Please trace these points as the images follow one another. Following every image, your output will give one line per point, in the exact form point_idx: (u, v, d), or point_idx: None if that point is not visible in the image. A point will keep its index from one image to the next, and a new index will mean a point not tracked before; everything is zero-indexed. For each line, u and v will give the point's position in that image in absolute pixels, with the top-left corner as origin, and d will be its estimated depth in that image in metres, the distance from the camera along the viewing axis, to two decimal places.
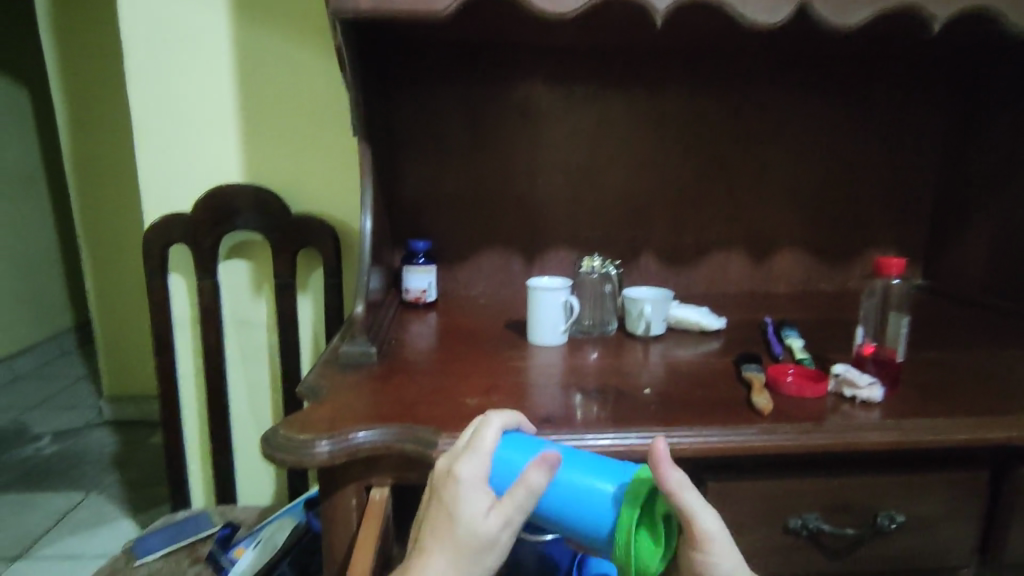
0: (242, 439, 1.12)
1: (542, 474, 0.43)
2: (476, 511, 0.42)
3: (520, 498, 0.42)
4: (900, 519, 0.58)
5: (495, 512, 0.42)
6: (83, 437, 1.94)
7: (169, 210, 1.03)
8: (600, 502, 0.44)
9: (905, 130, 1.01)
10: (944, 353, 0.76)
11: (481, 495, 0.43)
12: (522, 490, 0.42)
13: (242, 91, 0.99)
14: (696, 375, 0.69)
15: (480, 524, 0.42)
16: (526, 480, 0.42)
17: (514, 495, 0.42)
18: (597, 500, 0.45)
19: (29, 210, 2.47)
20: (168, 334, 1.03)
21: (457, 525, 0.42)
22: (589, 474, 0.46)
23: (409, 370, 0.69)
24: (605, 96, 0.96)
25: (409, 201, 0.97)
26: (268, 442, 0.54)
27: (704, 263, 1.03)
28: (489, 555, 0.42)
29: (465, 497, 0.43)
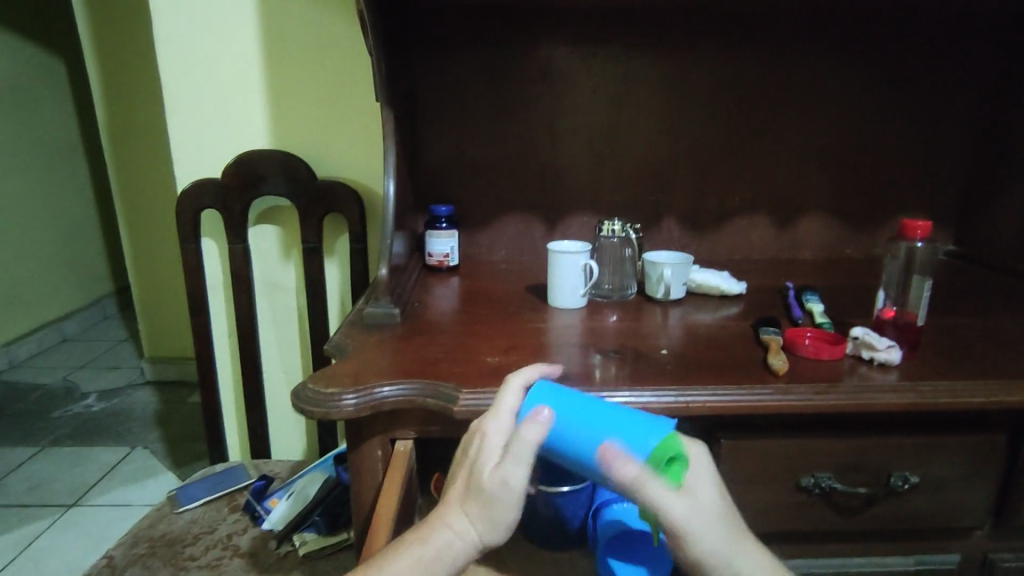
0: (275, 397, 1.17)
1: (540, 427, 0.42)
2: (483, 463, 0.43)
3: (518, 450, 0.42)
4: (914, 480, 0.59)
5: (499, 462, 0.42)
6: (127, 396, 2.04)
7: (201, 176, 1.06)
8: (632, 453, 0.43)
9: (943, 90, 0.97)
10: (970, 318, 0.75)
11: (493, 448, 0.44)
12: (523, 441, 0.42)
13: (268, 57, 1.00)
14: (714, 337, 0.70)
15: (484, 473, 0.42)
16: (522, 433, 0.42)
17: (515, 446, 0.42)
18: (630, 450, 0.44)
19: (69, 179, 2.55)
20: (203, 297, 1.07)
21: (467, 474, 0.44)
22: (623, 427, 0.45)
23: (431, 330, 0.72)
24: (628, 57, 0.94)
25: (432, 166, 0.98)
26: (297, 396, 0.57)
27: (727, 228, 1.02)
28: (498, 507, 0.42)
29: (478, 449, 0.44)
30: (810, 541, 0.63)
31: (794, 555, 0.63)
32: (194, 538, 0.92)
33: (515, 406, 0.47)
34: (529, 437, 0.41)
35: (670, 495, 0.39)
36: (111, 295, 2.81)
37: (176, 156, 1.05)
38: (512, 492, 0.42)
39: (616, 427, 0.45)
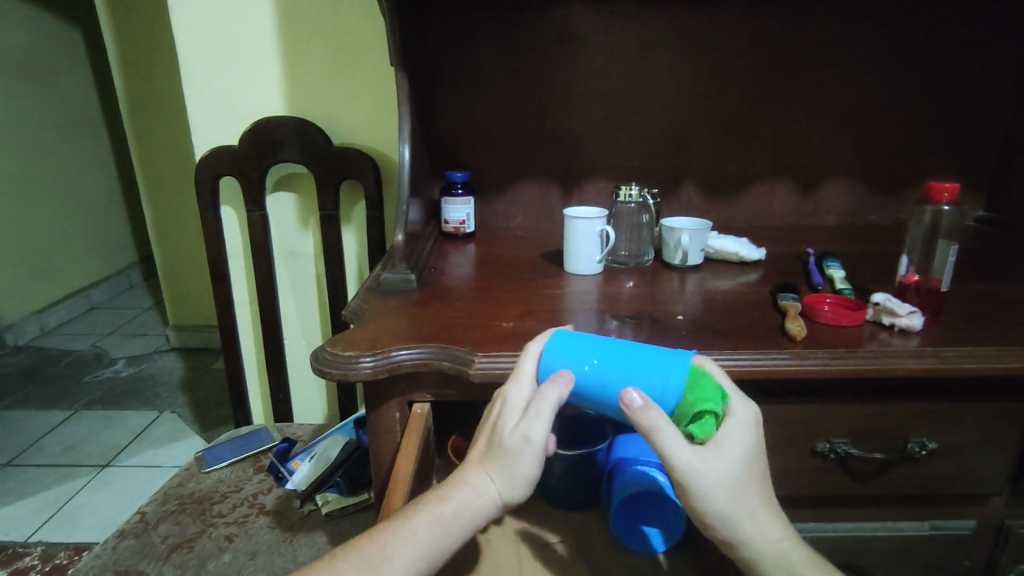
0: (296, 363, 1.19)
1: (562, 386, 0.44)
2: (506, 426, 0.45)
3: (541, 408, 0.44)
4: (931, 446, 0.59)
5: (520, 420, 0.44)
6: (154, 363, 2.09)
7: (218, 143, 1.06)
8: (668, 384, 0.45)
9: (978, 46, 0.92)
10: (998, 284, 0.73)
11: (515, 413, 0.45)
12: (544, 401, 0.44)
13: (281, 21, 0.99)
14: (731, 303, 0.69)
15: (506, 434, 0.44)
16: (546, 393, 0.44)
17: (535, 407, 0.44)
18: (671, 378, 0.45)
19: (90, 149, 2.58)
20: (223, 265, 1.09)
21: (490, 436, 0.46)
22: (654, 375, 0.45)
23: (447, 296, 0.72)
24: (648, 15, 0.91)
25: (447, 131, 0.97)
26: (316, 357, 0.58)
27: (748, 193, 1.00)
28: (520, 466, 0.43)
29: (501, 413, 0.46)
30: (824, 505, 0.64)
31: (807, 519, 0.64)
32: (222, 496, 0.95)
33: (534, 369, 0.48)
34: (553, 395, 0.44)
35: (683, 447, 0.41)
36: (136, 263, 2.87)
37: (193, 123, 1.05)
38: (532, 451, 0.43)
39: (653, 361, 0.46)
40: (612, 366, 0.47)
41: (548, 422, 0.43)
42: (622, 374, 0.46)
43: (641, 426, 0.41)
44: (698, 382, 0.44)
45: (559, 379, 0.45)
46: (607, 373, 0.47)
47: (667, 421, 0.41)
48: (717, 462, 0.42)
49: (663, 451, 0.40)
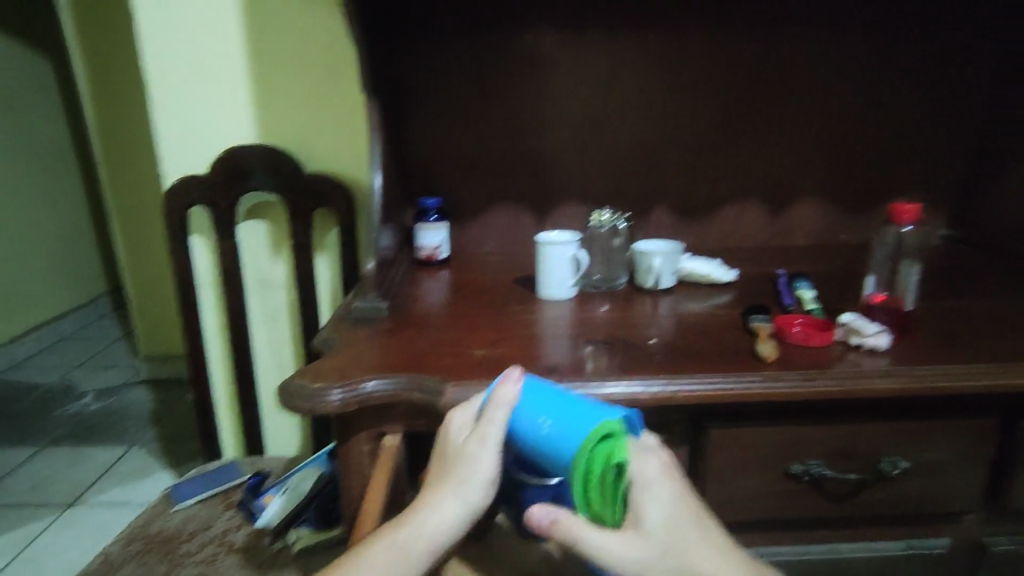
0: (268, 393, 1.17)
1: (512, 391, 0.48)
2: (460, 440, 0.47)
3: (495, 416, 0.46)
4: (904, 466, 0.59)
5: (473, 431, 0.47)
6: (123, 395, 2.03)
7: (187, 172, 1.05)
8: (569, 437, 0.44)
9: (946, 65, 0.96)
10: (963, 301, 0.75)
11: (467, 428, 0.48)
12: (497, 408, 0.47)
13: (251, 50, 0.99)
14: (704, 325, 0.70)
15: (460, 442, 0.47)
16: (496, 399, 0.47)
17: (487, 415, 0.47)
18: (574, 423, 0.45)
19: (59, 178, 2.53)
20: (192, 295, 1.06)
21: (445, 453, 0.47)
22: (558, 424, 0.45)
23: (419, 323, 0.71)
24: (616, 43, 0.93)
25: (420, 158, 0.97)
26: (283, 390, 0.56)
27: (719, 215, 1.01)
28: (474, 472, 0.45)
29: (453, 431, 0.48)
30: (801, 528, 0.63)
31: (785, 542, 0.63)
32: (189, 535, 0.92)
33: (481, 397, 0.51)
34: (506, 396, 0.47)
35: (604, 538, 0.41)
36: (107, 293, 2.80)
37: (162, 152, 1.04)
38: (486, 456, 0.46)
39: (564, 411, 0.46)
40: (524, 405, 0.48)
41: (500, 429, 0.46)
42: (532, 415, 0.47)
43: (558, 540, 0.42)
44: (597, 429, 0.44)
45: (511, 377, 0.49)
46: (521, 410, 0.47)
47: (581, 523, 0.41)
48: (641, 544, 0.41)
49: (584, 553, 0.41)
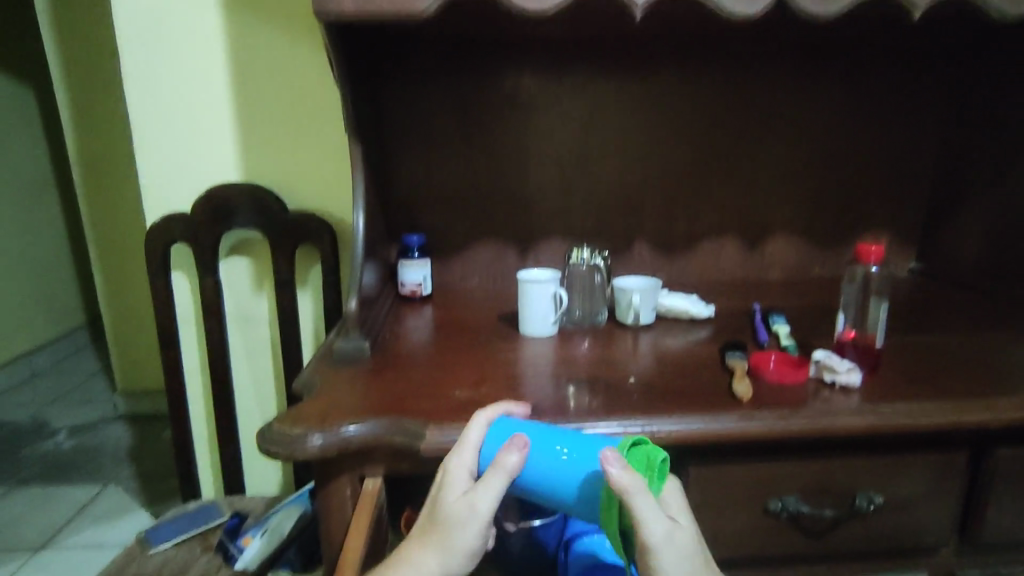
0: (249, 431, 1.15)
1: (515, 455, 0.44)
2: (452, 497, 0.45)
3: (495, 480, 0.44)
4: (878, 501, 0.60)
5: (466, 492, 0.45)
6: (99, 432, 1.99)
7: (170, 210, 1.05)
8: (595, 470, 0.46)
9: (909, 107, 1.00)
10: (931, 336, 0.77)
11: (461, 483, 0.46)
12: (496, 473, 0.44)
13: (237, 91, 1.01)
14: (682, 363, 0.71)
15: (451, 504, 0.44)
16: (501, 464, 0.44)
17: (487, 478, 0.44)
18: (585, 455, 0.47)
19: (39, 211, 2.51)
20: (173, 332, 1.06)
21: (435, 507, 0.46)
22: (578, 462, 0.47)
23: (401, 363, 0.71)
24: (594, 86, 0.96)
25: (403, 196, 0.98)
26: (263, 436, 0.56)
27: (697, 250, 1.04)
28: (461, 537, 0.43)
29: (448, 484, 0.46)
30: (782, 565, 0.64)
31: None
32: None
33: (479, 440, 0.49)
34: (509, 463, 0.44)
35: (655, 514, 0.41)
36: (84, 326, 2.75)
37: (146, 190, 1.04)
38: (476, 521, 0.44)
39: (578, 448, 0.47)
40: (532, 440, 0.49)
41: (497, 495, 0.44)
42: (541, 454, 0.48)
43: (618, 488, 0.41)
44: (626, 441, 0.47)
45: (517, 445, 0.45)
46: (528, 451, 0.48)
47: (643, 489, 0.41)
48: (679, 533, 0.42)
49: (638, 517, 0.41)
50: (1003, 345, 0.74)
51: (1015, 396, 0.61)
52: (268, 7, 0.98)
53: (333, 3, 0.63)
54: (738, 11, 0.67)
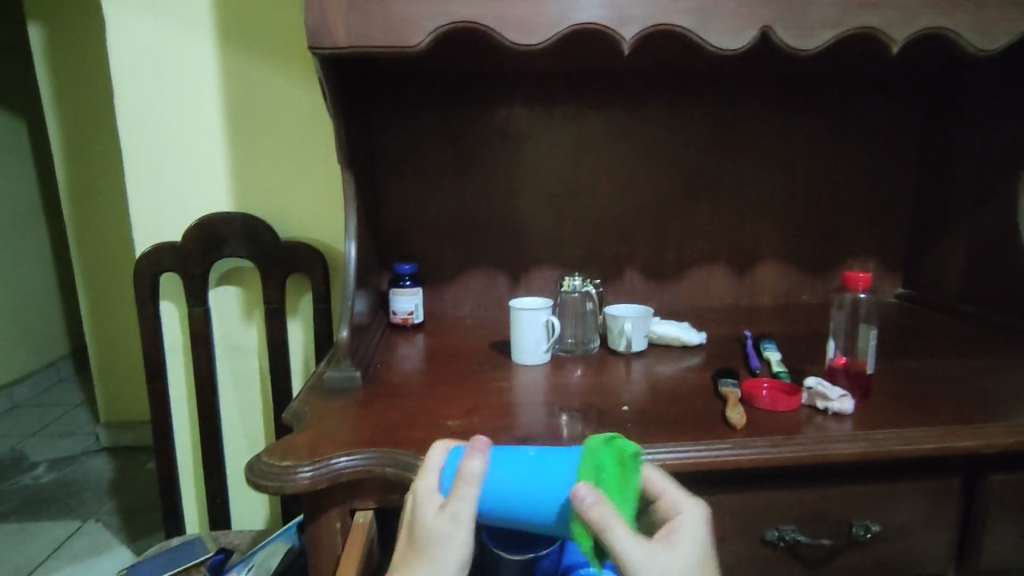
0: (236, 463, 1.13)
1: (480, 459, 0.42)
2: (428, 516, 0.42)
3: (468, 489, 0.41)
4: (875, 529, 0.60)
5: (442, 506, 0.42)
6: (81, 465, 1.94)
7: (160, 239, 1.05)
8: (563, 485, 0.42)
9: (890, 138, 1.03)
10: (920, 362, 0.77)
11: (433, 502, 0.43)
12: (468, 482, 0.42)
13: (229, 121, 1.01)
14: (674, 390, 0.71)
15: (431, 520, 0.41)
16: (466, 471, 0.42)
17: (462, 488, 0.42)
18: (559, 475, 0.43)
19: (25, 240, 2.49)
20: (160, 362, 1.04)
21: (411, 533, 0.42)
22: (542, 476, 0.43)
23: (393, 393, 0.71)
24: (584, 117, 0.98)
25: (395, 224, 0.99)
26: (251, 469, 0.55)
27: (687, 277, 1.04)
28: (448, 553, 0.40)
29: (420, 504, 0.43)
30: None
31: None
32: None
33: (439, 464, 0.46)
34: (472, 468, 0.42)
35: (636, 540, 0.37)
36: (69, 356, 2.70)
37: (136, 219, 1.04)
38: (460, 534, 0.41)
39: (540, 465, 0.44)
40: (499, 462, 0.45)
41: (474, 502, 0.42)
42: (509, 476, 0.44)
43: (592, 522, 0.37)
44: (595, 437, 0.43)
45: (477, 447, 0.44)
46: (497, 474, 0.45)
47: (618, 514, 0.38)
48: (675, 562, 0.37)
49: (616, 545, 0.37)
50: (991, 371, 0.74)
51: (1005, 422, 0.61)
52: (262, 40, 0.99)
53: (327, 37, 0.64)
54: (723, 46, 0.68)
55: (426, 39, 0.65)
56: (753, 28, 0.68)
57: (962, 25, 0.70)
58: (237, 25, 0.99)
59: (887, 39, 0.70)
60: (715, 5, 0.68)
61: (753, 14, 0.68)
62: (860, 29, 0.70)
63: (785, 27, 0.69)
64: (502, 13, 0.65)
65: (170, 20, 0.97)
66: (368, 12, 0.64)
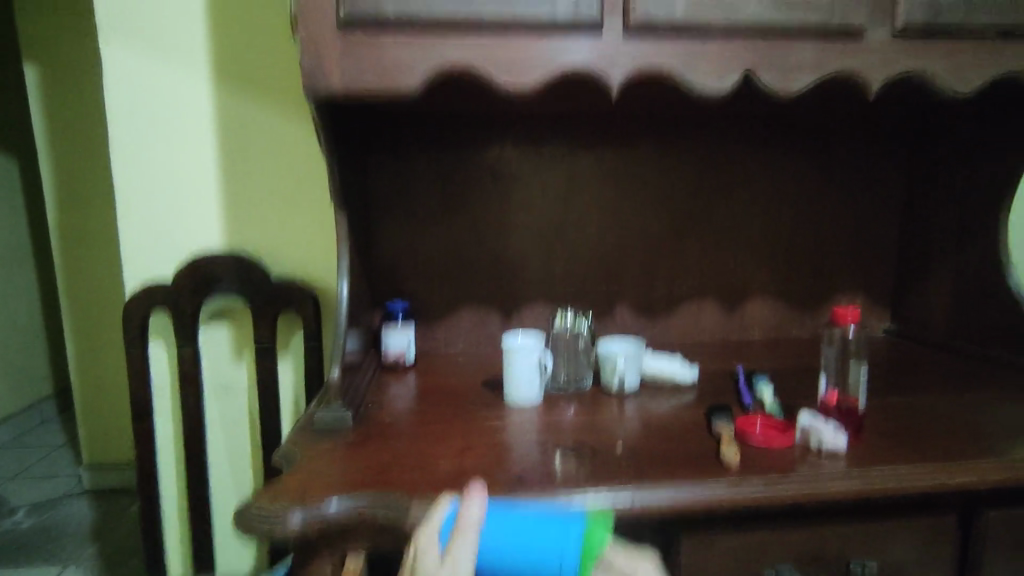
0: (222, 506, 1.10)
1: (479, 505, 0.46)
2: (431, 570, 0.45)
3: (467, 538, 0.45)
4: (872, 568, 0.59)
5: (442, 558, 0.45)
6: (62, 509, 1.88)
7: (151, 278, 1.05)
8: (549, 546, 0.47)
9: (872, 175, 1.05)
10: (911, 397, 0.78)
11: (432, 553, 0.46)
12: (467, 532, 0.45)
13: (223, 161, 1.02)
14: (668, 428, 0.71)
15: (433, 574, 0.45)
16: (468, 520, 0.46)
17: (461, 538, 0.45)
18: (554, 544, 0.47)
19: (13, 278, 2.46)
20: (147, 403, 1.02)
21: None
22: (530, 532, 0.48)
23: (384, 433, 0.70)
24: (574, 156, 1.00)
25: (387, 262, 0.99)
26: (240, 514, 0.54)
27: (678, 313, 1.05)
28: None
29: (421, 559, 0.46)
30: None
31: None
32: None
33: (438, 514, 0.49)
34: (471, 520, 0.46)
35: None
36: (52, 396, 2.64)
37: (126, 258, 1.04)
38: None
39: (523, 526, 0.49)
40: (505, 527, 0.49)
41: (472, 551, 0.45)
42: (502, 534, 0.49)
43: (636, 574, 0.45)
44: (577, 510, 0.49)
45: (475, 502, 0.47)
46: (487, 535, 0.49)
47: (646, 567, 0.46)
48: None
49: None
50: (981, 405, 0.75)
51: (997, 457, 0.61)
52: (258, 82, 1.01)
53: (322, 80, 0.66)
54: (708, 88, 0.71)
55: (419, 84, 0.67)
56: (736, 71, 0.71)
57: (936, 69, 0.73)
58: (232, 68, 1.00)
59: (866, 81, 0.72)
60: (699, 50, 0.70)
61: (736, 58, 0.71)
62: (839, 72, 0.72)
63: (766, 71, 0.71)
64: (494, 57, 0.67)
65: (167, 63, 0.99)
66: (363, 58, 0.66)
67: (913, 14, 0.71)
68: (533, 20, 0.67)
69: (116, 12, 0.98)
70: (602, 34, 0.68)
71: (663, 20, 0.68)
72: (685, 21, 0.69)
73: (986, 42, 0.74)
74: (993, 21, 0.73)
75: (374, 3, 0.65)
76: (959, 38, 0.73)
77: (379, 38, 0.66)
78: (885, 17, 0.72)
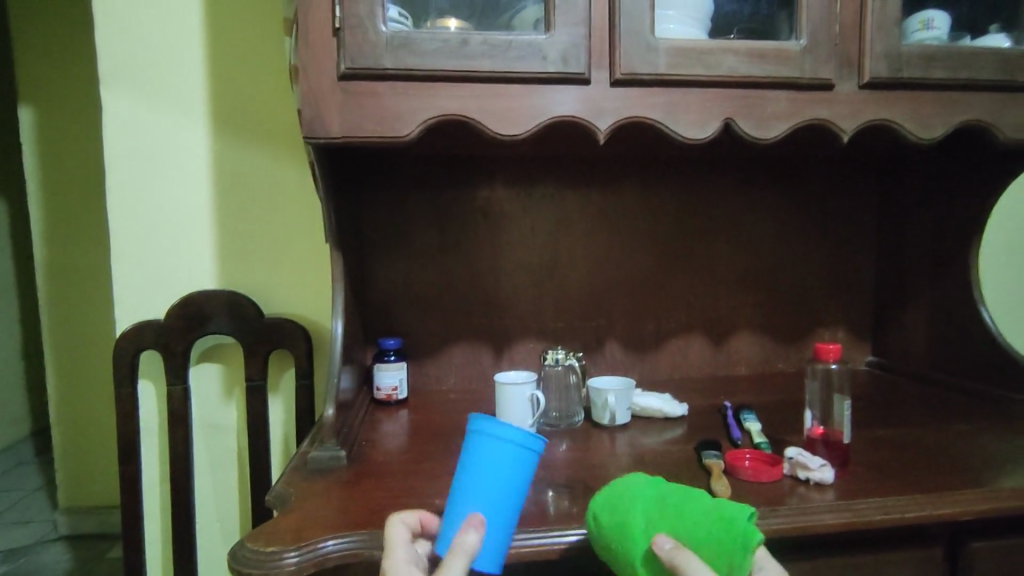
0: (208, 549, 1.08)
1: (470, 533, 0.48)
2: None
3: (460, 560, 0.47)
4: None
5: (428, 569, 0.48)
6: (35, 556, 1.81)
7: (142, 317, 1.05)
8: (495, 458, 0.52)
9: (847, 215, 1.10)
10: (894, 430, 0.80)
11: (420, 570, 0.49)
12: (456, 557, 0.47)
13: (219, 202, 1.04)
14: (660, 462, 0.72)
15: None
16: (463, 544, 0.47)
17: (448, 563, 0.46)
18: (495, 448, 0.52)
19: None
20: (135, 443, 1.01)
21: None
22: (473, 472, 0.52)
23: (379, 472, 0.70)
24: (562, 196, 1.03)
25: (380, 300, 1.01)
26: (234, 555, 0.54)
27: (667, 348, 1.07)
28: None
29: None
30: None
31: None
32: None
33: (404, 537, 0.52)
34: (468, 542, 0.47)
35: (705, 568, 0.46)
36: (30, 437, 2.57)
37: (118, 297, 1.04)
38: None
39: (471, 473, 0.52)
40: (470, 506, 0.52)
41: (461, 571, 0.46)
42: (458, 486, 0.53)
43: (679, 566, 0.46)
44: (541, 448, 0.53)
45: (472, 524, 0.49)
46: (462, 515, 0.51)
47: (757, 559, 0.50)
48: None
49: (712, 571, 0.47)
50: (962, 437, 0.77)
51: (979, 488, 0.63)
52: (256, 125, 1.04)
53: (322, 127, 0.68)
54: (690, 135, 0.74)
55: (416, 130, 0.70)
56: (716, 120, 0.75)
57: (903, 116, 0.78)
58: (231, 111, 1.03)
59: (838, 129, 0.77)
60: (682, 100, 0.74)
61: (716, 107, 0.75)
62: (814, 121, 0.76)
63: (744, 119, 0.75)
64: (487, 107, 0.71)
65: (166, 107, 1.02)
66: (362, 105, 0.68)
67: (880, 69, 0.76)
68: (525, 73, 0.70)
69: (118, 58, 1.00)
70: (590, 85, 0.72)
71: (649, 74, 0.72)
72: (669, 74, 0.73)
73: (947, 92, 0.79)
74: (954, 74, 0.78)
75: (373, 58, 0.68)
76: (923, 90, 0.78)
77: (377, 87, 0.69)
78: (852, 70, 0.76)
